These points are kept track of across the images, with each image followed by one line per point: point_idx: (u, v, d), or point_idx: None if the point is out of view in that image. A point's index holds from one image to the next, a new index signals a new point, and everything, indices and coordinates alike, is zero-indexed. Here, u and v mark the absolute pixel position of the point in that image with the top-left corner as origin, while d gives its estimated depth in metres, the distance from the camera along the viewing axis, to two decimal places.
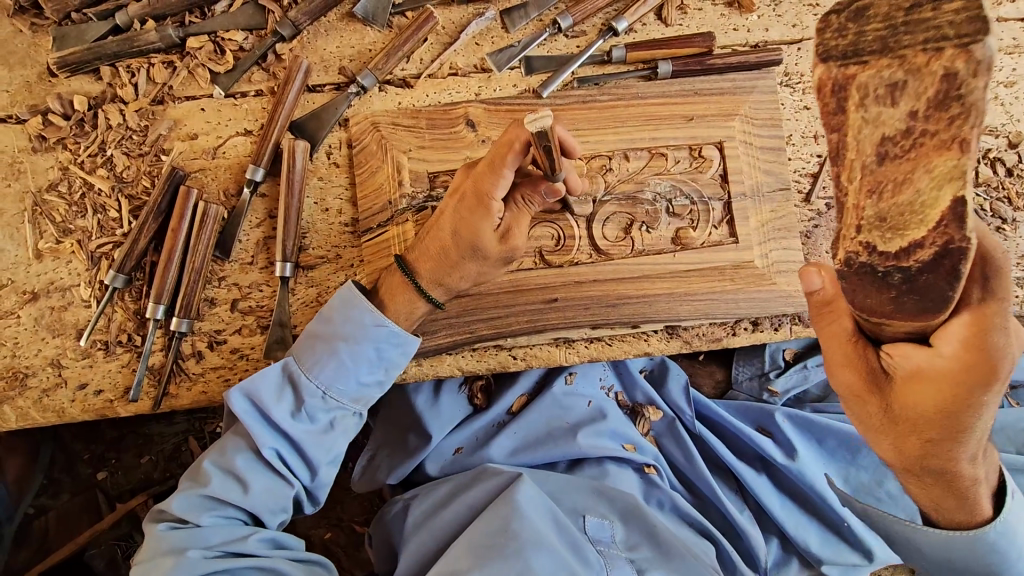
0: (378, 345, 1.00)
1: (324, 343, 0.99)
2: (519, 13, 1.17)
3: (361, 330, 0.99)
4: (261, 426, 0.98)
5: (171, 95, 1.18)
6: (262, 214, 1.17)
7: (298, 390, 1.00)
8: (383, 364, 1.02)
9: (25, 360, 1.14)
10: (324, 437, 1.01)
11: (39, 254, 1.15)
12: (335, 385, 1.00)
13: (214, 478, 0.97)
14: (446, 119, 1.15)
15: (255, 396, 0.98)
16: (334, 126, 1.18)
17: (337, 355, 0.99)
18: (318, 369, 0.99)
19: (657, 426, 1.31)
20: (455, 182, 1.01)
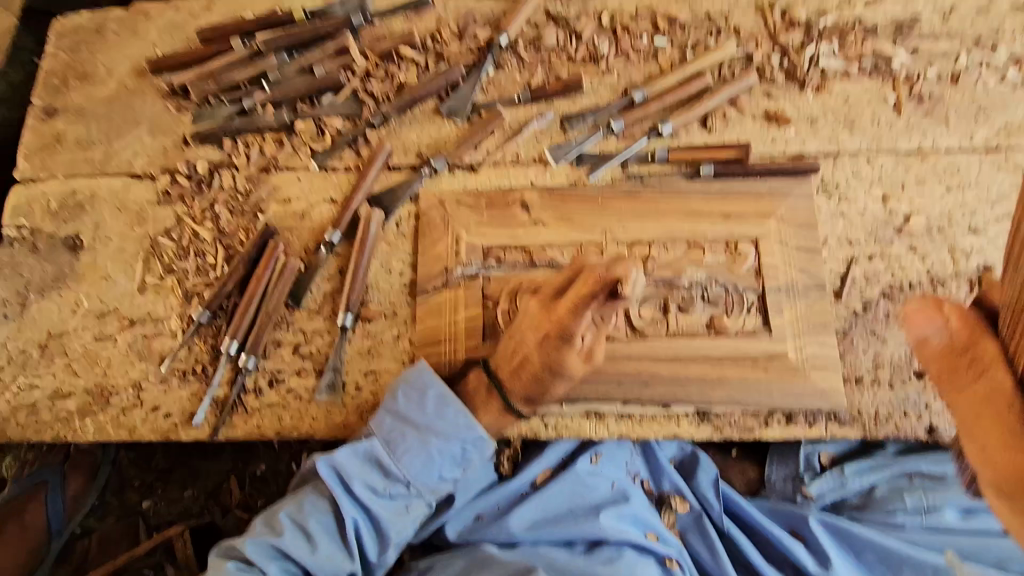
0: (463, 445, 1.07)
1: (415, 433, 1.06)
2: (578, 118, 1.34)
3: (450, 428, 1.06)
4: (344, 496, 1.06)
5: (275, 165, 1.40)
6: (333, 270, 1.31)
7: (383, 469, 1.07)
8: (463, 462, 1.08)
9: (113, 379, 1.29)
10: (396, 519, 1.07)
11: (144, 288, 1.34)
12: (418, 473, 1.07)
13: (287, 531, 1.03)
14: (503, 201, 1.30)
15: (344, 466, 1.06)
16: (406, 200, 1.34)
17: (426, 448, 1.06)
18: (405, 456, 1.06)
19: (683, 519, 1.29)
20: (533, 311, 1.00)
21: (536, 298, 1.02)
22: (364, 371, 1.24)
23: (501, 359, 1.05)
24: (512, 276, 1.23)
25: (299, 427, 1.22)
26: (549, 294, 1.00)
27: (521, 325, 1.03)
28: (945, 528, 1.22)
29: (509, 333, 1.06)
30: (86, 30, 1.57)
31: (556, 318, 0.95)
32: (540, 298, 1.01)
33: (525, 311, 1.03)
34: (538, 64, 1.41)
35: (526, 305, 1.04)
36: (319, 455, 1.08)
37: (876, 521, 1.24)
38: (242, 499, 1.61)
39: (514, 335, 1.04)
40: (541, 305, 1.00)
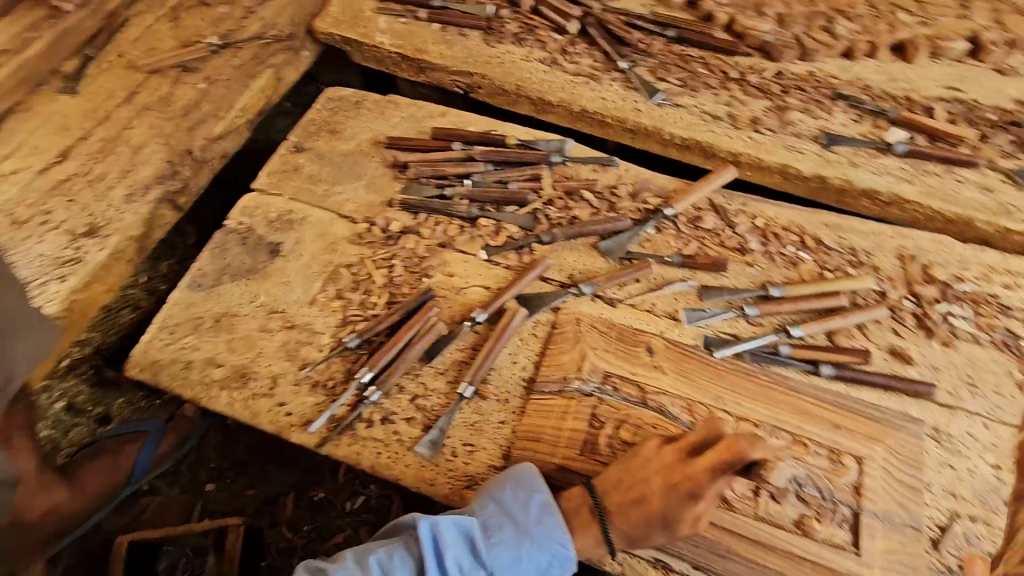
0: (549, 557, 1.18)
1: (513, 530, 1.17)
2: (716, 292, 1.51)
3: (542, 535, 1.18)
4: (434, 563, 1.14)
5: (452, 244, 1.65)
6: (468, 344, 1.48)
7: (474, 551, 1.17)
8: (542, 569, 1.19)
9: (258, 366, 1.48)
10: None
11: (313, 302, 1.57)
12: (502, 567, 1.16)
13: None
14: (632, 339, 1.44)
15: (442, 536, 1.16)
16: (547, 309, 1.53)
17: (519, 547, 1.17)
18: (497, 546, 1.17)
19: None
20: (665, 461, 1.16)
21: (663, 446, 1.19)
22: (464, 441, 1.35)
23: (618, 491, 1.19)
24: (622, 407, 1.34)
25: (391, 468, 1.33)
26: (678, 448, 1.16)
27: (644, 467, 1.18)
28: None
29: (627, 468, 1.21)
30: (347, 101, 2.01)
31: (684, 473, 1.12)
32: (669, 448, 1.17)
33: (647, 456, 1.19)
34: (694, 238, 1.62)
35: (653, 451, 1.19)
36: (422, 515, 1.18)
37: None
38: (291, 519, 1.73)
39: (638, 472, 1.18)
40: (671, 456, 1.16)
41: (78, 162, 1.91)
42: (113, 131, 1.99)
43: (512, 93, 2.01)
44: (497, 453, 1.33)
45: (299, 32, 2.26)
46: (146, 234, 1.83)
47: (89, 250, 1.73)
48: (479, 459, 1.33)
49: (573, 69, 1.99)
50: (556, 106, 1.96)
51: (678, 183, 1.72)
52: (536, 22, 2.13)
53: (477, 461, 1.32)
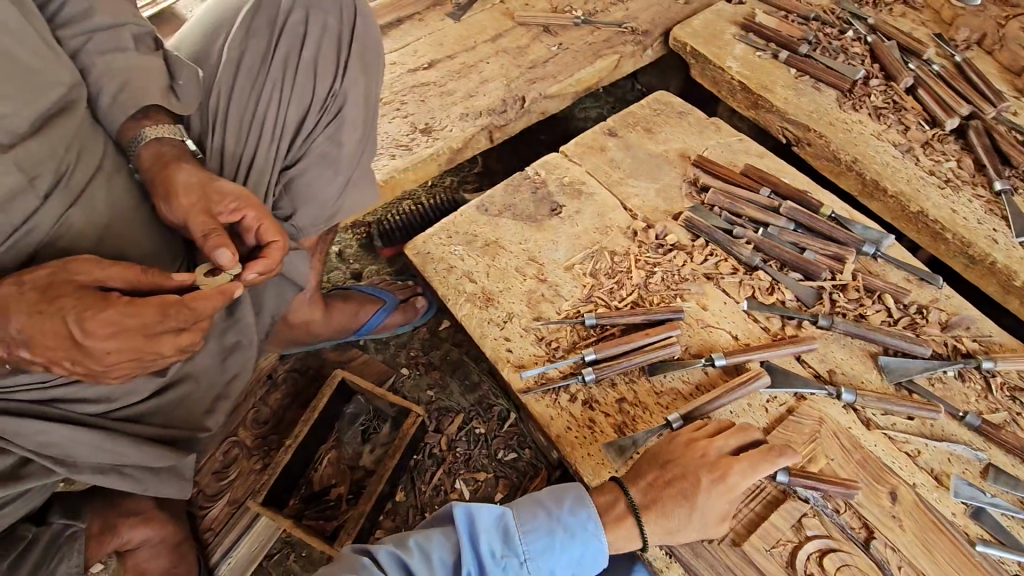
0: (584, 548, 1.10)
1: (543, 518, 1.11)
2: (1007, 478, 1.23)
3: (583, 531, 1.11)
4: (470, 549, 1.04)
5: (718, 280, 1.59)
6: (693, 380, 1.43)
7: (511, 545, 1.08)
8: (577, 564, 1.10)
9: (501, 299, 1.61)
10: None
11: (568, 269, 1.65)
12: (539, 561, 1.08)
13: (414, 555, 1.02)
14: (878, 471, 1.25)
15: (476, 519, 1.07)
16: (791, 391, 1.38)
17: (552, 537, 1.09)
18: (533, 536, 1.09)
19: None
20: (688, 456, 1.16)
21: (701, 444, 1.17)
22: None
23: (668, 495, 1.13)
24: (839, 535, 1.17)
25: (575, 449, 1.35)
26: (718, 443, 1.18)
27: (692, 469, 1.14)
28: None
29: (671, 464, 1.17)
30: (673, 108, 2.00)
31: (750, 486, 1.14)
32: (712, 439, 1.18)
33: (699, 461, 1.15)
34: (1004, 407, 1.33)
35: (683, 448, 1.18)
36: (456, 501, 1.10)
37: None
38: (452, 435, 1.85)
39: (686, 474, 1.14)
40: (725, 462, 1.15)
41: (438, 73, 2.23)
42: (472, 58, 2.27)
43: (844, 164, 1.83)
44: None
45: (655, 32, 2.33)
46: (460, 149, 2.09)
47: (419, 144, 2.04)
48: None
49: (928, 167, 1.76)
50: (889, 196, 1.75)
51: (1011, 340, 1.43)
52: (908, 103, 1.89)
53: None
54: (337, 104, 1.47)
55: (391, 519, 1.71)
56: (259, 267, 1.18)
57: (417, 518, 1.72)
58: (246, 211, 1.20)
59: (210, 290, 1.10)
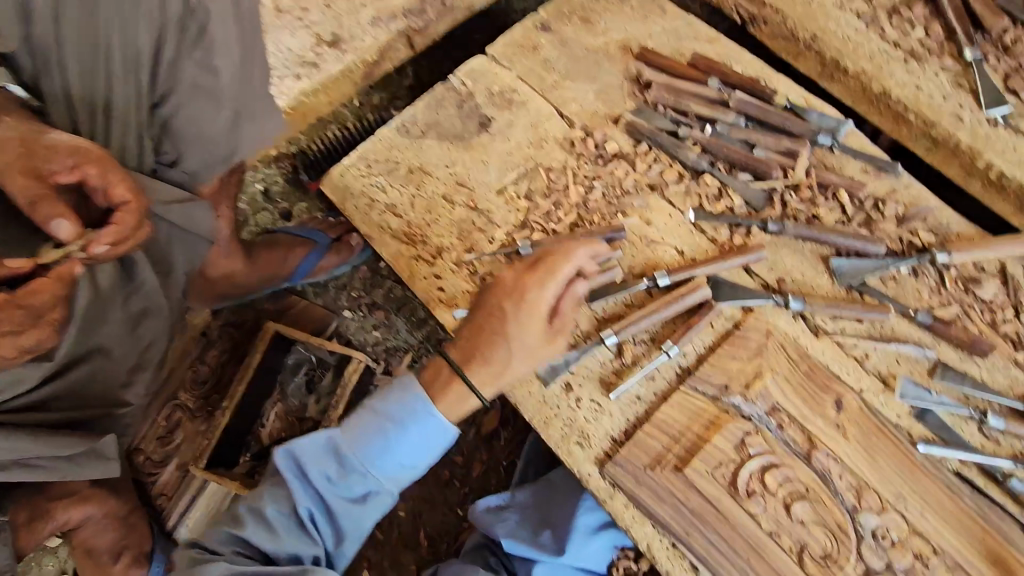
0: (417, 429, 1.21)
1: (370, 417, 1.22)
2: (955, 376, 1.20)
3: (412, 421, 1.21)
4: (302, 484, 1.20)
5: (662, 191, 1.46)
6: (637, 302, 1.33)
7: (344, 466, 1.20)
8: (423, 449, 1.22)
9: (430, 233, 1.48)
10: (354, 509, 1.21)
11: (501, 193, 1.51)
12: (378, 465, 1.21)
13: (258, 509, 1.20)
14: (824, 381, 1.21)
15: (301, 457, 1.20)
16: (739, 305, 1.30)
17: (383, 436, 1.20)
18: (365, 445, 1.20)
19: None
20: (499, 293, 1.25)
21: (500, 280, 1.25)
22: (593, 396, 1.26)
23: (482, 336, 1.23)
24: (781, 451, 1.15)
25: (513, 387, 1.29)
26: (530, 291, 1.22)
27: (506, 319, 1.22)
28: None
29: (492, 316, 1.23)
30: None
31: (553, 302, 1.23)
32: (527, 291, 1.22)
33: (502, 291, 1.24)
34: (956, 302, 1.27)
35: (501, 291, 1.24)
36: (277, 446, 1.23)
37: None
38: (403, 375, 1.81)
39: (501, 324, 1.22)
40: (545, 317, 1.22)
41: None
42: None
43: (803, 43, 1.63)
44: (620, 428, 1.23)
45: None
46: (376, 62, 1.84)
47: (326, 58, 1.77)
48: (602, 423, 1.23)
49: (895, 37, 1.56)
50: (850, 77, 1.57)
51: (970, 229, 1.34)
52: None
53: (598, 423, 1.23)
54: (197, 22, 1.31)
55: None
56: (110, 236, 1.02)
57: None
58: (87, 167, 1.03)
59: (46, 280, 0.98)
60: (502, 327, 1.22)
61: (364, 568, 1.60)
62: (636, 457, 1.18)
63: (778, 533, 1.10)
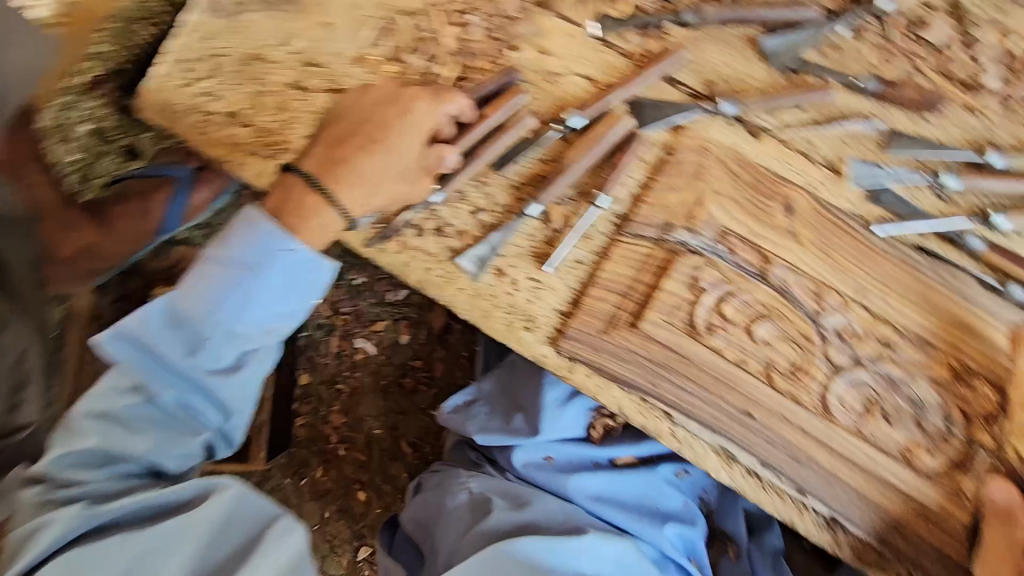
0: (278, 271, 1.03)
1: (216, 270, 1.02)
2: (906, 142, 1.08)
3: (269, 261, 1.02)
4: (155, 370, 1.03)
5: (554, 6, 1.18)
6: (553, 153, 1.13)
7: (195, 332, 1.02)
8: (288, 285, 1.04)
9: (290, 135, 1.18)
10: (233, 377, 1.05)
11: (359, 59, 1.19)
12: (242, 318, 1.02)
13: (100, 425, 1.01)
14: (770, 188, 1.09)
15: (139, 337, 1.01)
16: (666, 126, 1.12)
17: (236, 287, 1.01)
18: (216, 300, 1.01)
19: (728, 565, 1.22)
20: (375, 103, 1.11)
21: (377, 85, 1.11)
22: (530, 274, 1.11)
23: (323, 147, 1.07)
24: (734, 276, 1.06)
25: (440, 289, 1.13)
26: (403, 103, 1.07)
27: (354, 126, 1.07)
28: None
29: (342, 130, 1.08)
30: None
31: (411, 131, 1.06)
32: (393, 118, 1.07)
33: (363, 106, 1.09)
34: (903, 57, 1.11)
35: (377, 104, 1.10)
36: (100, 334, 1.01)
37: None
38: (333, 297, 1.60)
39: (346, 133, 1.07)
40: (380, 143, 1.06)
41: None
42: None
43: None
44: (568, 299, 1.10)
45: None
46: None
47: None
48: (545, 300, 1.11)
49: None
50: None
51: None
52: None
53: (542, 301, 1.11)
54: None
55: (306, 404, 1.58)
56: None
57: (331, 391, 1.58)
58: None
59: None
60: (348, 130, 1.07)
61: (360, 489, 1.54)
62: (588, 325, 1.08)
63: (744, 360, 1.04)
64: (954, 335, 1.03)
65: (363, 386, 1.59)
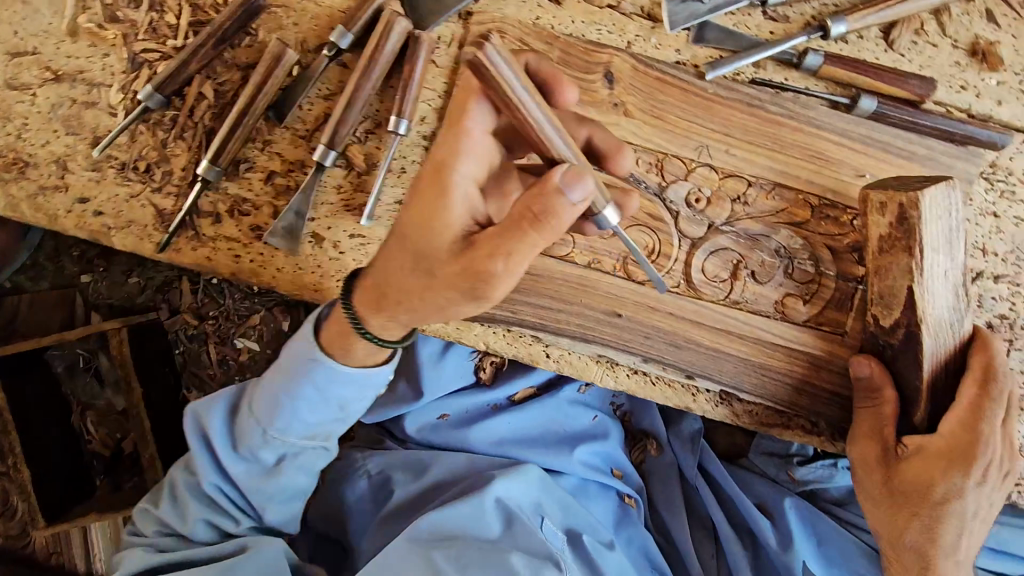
0: (317, 388, 0.89)
1: (271, 376, 0.92)
2: None
3: (310, 376, 0.89)
4: (202, 459, 0.97)
5: None
6: (332, 87, 0.97)
7: (236, 432, 0.96)
8: (334, 402, 0.91)
9: (29, 147, 0.99)
10: (260, 484, 0.97)
11: (75, 32, 0.97)
12: (284, 425, 0.92)
13: (163, 502, 1.01)
14: (583, 59, 0.93)
15: (205, 431, 0.97)
16: (450, 17, 0.95)
17: (284, 397, 0.90)
18: (279, 417, 0.91)
19: (650, 460, 1.26)
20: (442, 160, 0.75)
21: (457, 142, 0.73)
22: (350, 231, 0.99)
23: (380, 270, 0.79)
24: None
25: (259, 275, 1.01)
26: (453, 184, 0.73)
27: (403, 236, 0.75)
28: None
29: (407, 262, 0.76)
30: None
31: (462, 196, 0.73)
32: (432, 202, 0.73)
33: (408, 217, 0.75)
34: None
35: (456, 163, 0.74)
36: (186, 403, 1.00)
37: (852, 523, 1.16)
38: (196, 304, 1.46)
39: (434, 265, 0.73)
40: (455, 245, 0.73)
41: None
42: None
43: None
44: None
45: None
46: None
47: None
48: (375, 254, 1.00)
49: None
50: None
51: None
52: None
53: (372, 257, 1.00)
54: None
55: None
56: None
57: None
58: None
59: None
60: (432, 267, 0.73)
61: None
62: None
63: (595, 260, 0.95)
64: (811, 169, 0.93)
65: None
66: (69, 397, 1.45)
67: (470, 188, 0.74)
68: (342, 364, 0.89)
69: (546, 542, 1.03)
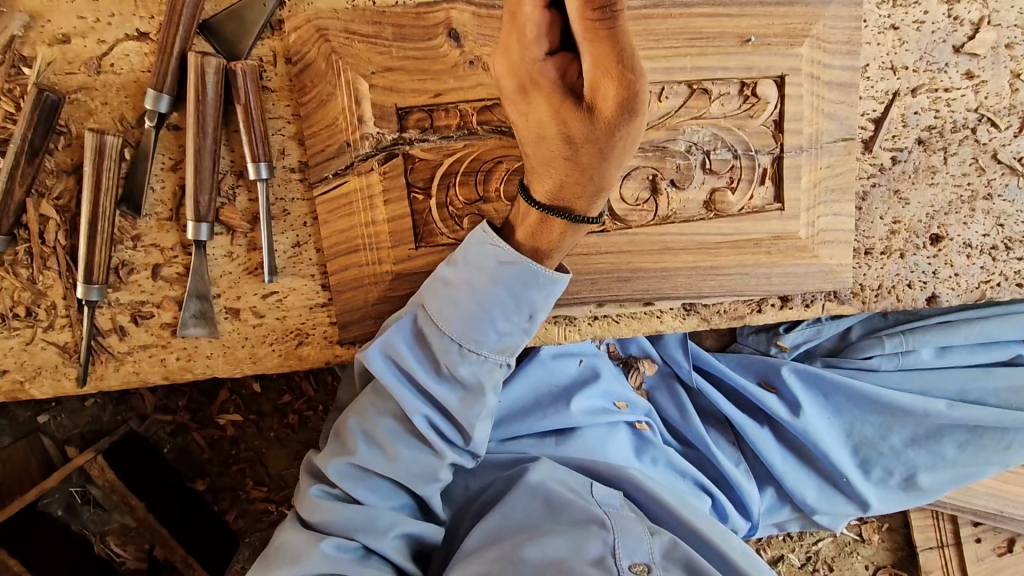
0: (513, 288, 0.77)
1: (466, 296, 0.78)
2: None
3: (518, 290, 0.77)
4: (398, 387, 0.82)
5: None
6: (175, 155, 0.88)
7: (428, 368, 0.82)
8: (527, 307, 0.78)
9: None
10: (470, 405, 0.82)
11: None
12: (474, 334, 0.78)
13: (359, 444, 0.84)
14: (419, 27, 0.84)
15: (395, 359, 0.82)
16: (262, 33, 0.84)
17: (471, 309, 0.77)
18: (477, 327, 0.78)
19: (649, 379, 1.19)
20: (525, 92, 0.67)
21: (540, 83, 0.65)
22: (260, 292, 0.93)
23: (539, 175, 0.73)
24: (447, 153, 0.87)
25: (191, 369, 0.95)
26: (527, 64, 0.64)
27: (546, 140, 0.69)
28: (917, 367, 1.13)
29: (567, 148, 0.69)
30: None
31: (541, 69, 0.64)
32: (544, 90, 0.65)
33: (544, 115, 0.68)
34: None
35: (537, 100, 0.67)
36: (362, 349, 0.84)
37: (852, 366, 1.14)
38: (162, 402, 1.41)
39: (575, 134, 0.67)
40: (584, 110, 0.65)
41: None
42: None
43: None
44: (317, 287, 0.94)
45: None
46: None
47: None
48: (297, 305, 0.95)
49: None
50: None
51: None
52: None
53: (295, 308, 0.95)
54: None
55: (224, 502, 1.47)
56: None
57: (235, 476, 1.46)
58: None
59: None
60: (581, 136, 0.67)
61: None
62: (353, 301, 0.92)
63: None
64: (694, 52, 0.86)
65: (259, 450, 1.46)
66: (82, 532, 1.38)
67: (540, 57, 0.64)
68: (539, 266, 0.77)
69: (591, 506, 0.92)
